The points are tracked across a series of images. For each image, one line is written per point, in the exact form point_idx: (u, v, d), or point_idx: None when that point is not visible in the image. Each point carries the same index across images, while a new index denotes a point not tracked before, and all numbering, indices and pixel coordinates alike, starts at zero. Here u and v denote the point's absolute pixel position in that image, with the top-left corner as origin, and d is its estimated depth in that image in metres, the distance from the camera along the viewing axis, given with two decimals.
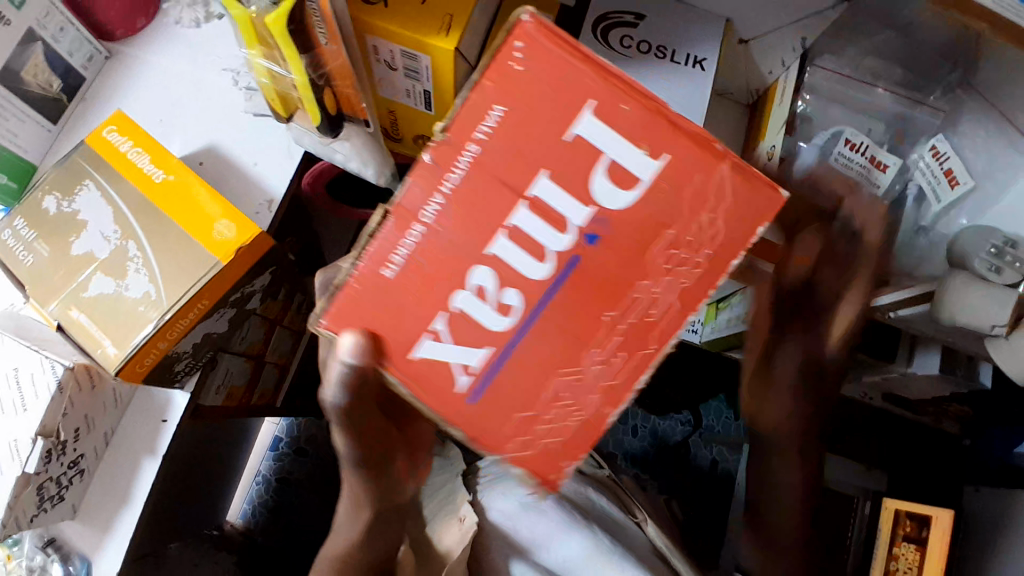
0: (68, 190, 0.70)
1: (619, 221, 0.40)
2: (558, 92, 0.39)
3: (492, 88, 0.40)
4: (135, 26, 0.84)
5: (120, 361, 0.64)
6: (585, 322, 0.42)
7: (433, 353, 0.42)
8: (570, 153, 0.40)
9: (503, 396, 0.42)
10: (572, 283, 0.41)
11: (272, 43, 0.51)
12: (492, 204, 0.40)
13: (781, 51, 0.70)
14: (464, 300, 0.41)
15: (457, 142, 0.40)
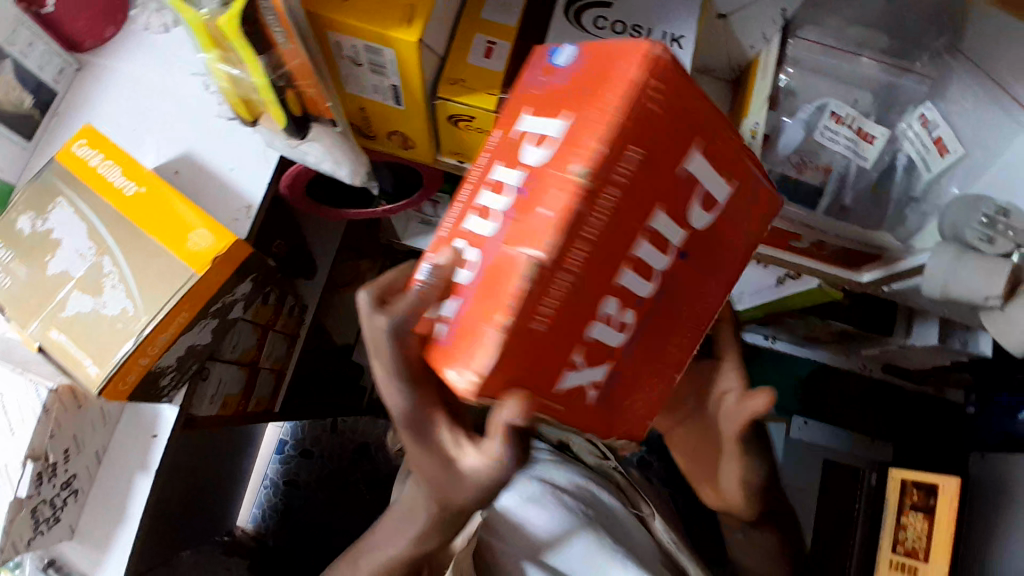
0: (41, 208, 0.69)
1: (701, 237, 0.47)
2: (677, 130, 0.42)
3: (628, 129, 0.40)
4: (104, 36, 0.82)
5: (102, 380, 0.63)
6: (672, 320, 0.48)
7: (571, 383, 0.43)
8: (680, 185, 0.44)
9: (616, 395, 0.47)
10: (668, 293, 0.47)
11: (227, 46, 0.50)
12: (626, 241, 0.42)
13: (761, 22, 0.66)
14: (598, 331, 0.43)
15: (598, 185, 0.40)
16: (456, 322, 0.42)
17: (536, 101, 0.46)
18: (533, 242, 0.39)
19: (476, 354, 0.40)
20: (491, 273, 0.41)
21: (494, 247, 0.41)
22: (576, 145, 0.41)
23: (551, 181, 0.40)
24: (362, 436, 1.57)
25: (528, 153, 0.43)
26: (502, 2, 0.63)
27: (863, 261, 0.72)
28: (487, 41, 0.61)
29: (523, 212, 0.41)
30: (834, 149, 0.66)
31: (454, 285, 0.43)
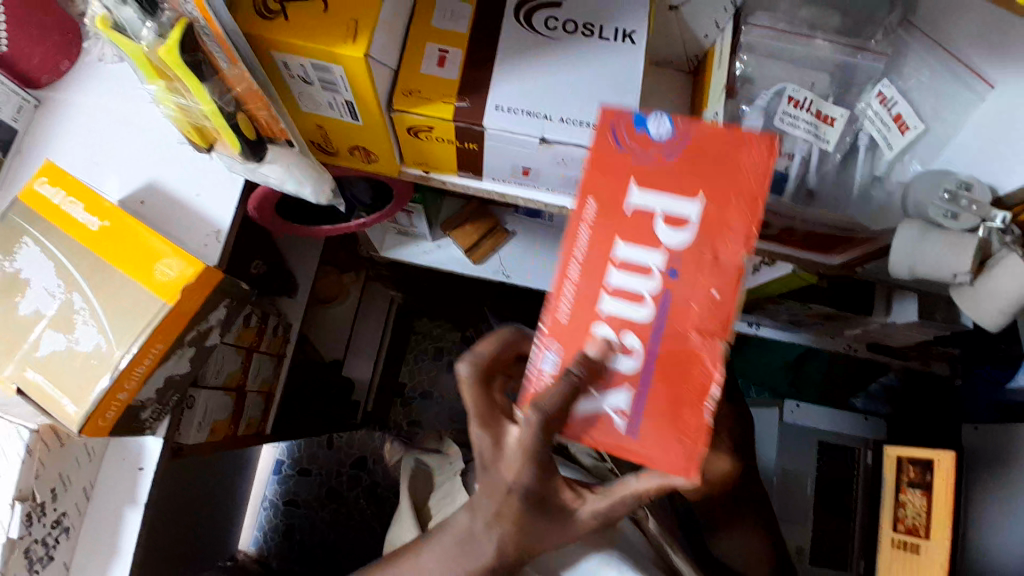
0: (7, 248, 0.68)
1: None
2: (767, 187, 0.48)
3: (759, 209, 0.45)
4: (60, 70, 0.82)
5: (80, 418, 0.63)
6: None
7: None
8: None
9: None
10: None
11: (172, 76, 0.49)
12: None
13: (712, 11, 0.67)
14: None
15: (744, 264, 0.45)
16: (638, 410, 0.46)
17: (639, 174, 0.46)
18: (706, 325, 0.45)
19: (683, 434, 0.45)
20: (671, 359, 0.45)
21: (661, 332, 0.45)
22: (724, 232, 0.45)
23: (711, 268, 0.45)
24: (360, 450, 1.60)
25: (663, 235, 0.45)
26: (450, 9, 0.63)
27: (838, 248, 0.71)
28: (439, 49, 0.62)
29: (683, 297, 0.45)
30: (795, 134, 0.66)
31: (616, 376, 0.45)
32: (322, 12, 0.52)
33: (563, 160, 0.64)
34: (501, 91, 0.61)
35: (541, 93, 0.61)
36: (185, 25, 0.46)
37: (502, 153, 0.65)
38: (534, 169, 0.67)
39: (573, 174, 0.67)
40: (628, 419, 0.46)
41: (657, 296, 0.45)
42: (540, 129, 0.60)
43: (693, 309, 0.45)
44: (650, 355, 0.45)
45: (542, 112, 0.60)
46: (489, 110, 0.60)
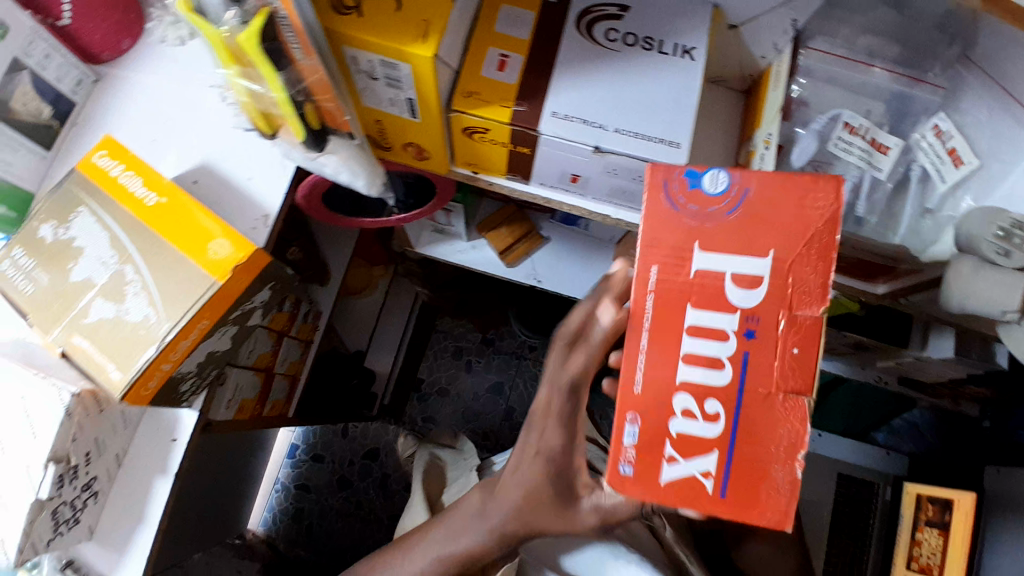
0: (64, 216, 0.70)
1: None
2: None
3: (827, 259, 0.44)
4: (120, 48, 0.84)
5: (125, 385, 0.65)
6: None
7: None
8: None
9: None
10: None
11: (246, 61, 0.51)
12: None
13: (771, 34, 0.66)
14: None
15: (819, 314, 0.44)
16: (726, 473, 0.44)
17: (702, 237, 0.45)
18: (787, 380, 0.44)
19: (773, 494, 0.44)
20: (755, 421, 0.44)
21: (742, 395, 0.44)
22: (798, 287, 0.44)
23: (789, 325, 0.44)
24: (373, 441, 1.62)
25: (734, 297, 0.44)
26: (514, 15, 0.64)
27: (881, 275, 0.72)
28: (500, 54, 0.63)
29: (762, 357, 0.44)
30: (847, 159, 0.66)
31: (699, 443, 0.44)
32: (395, 10, 0.53)
33: (614, 172, 0.65)
34: (559, 98, 0.61)
35: (600, 104, 0.61)
36: (268, 16, 0.47)
37: (553, 160, 0.66)
38: (582, 177, 0.68)
39: (621, 184, 0.67)
40: (716, 483, 0.44)
41: (736, 360, 0.44)
42: (595, 138, 0.60)
43: (775, 369, 0.44)
44: (732, 419, 0.44)
45: (598, 121, 0.61)
46: (546, 117, 0.61)
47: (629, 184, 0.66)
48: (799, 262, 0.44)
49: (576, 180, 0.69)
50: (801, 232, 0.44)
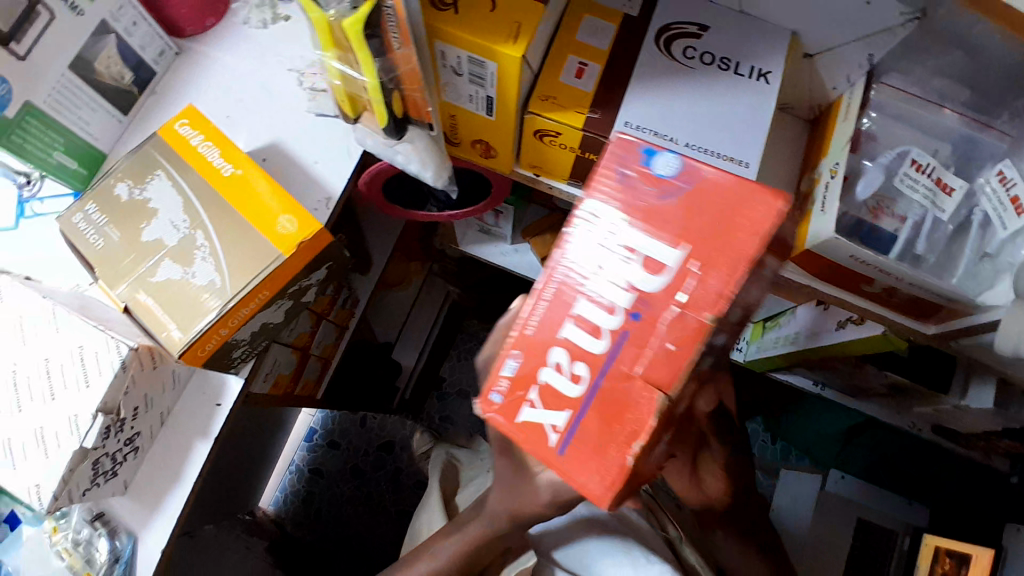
0: (140, 178, 0.72)
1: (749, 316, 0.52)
2: (765, 257, 0.46)
3: (738, 272, 0.43)
4: (204, 25, 0.88)
5: (184, 345, 0.67)
6: (716, 371, 0.53)
7: (654, 463, 0.48)
8: (749, 289, 0.48)
9: (667, 450, 0.52)
10: (715, 364, 0.51)
11: (345, 47, 0.53)
12: (716, 347, 0.46)
13: (847, 67, 0.68)
14: (682, 417, 0.47)
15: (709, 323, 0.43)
16: (573, 433, 0.44)
17: (630, 213, 0.45)
18: (656, 374, 0.43)
19: (601, 468, 0.43)
20: (611, 397, 0.43)
21: (611, 367, 0.43)
22: (699, 289, 0.43)
23: (672, 320, 0.43)
24: (391, 434, 1.62)
25: (634, 277, 0.44)
26: (594, 26, 0.66)
27: (931, 315, 0.71)
28: (578, 62, 0.64)
29: (641, 341, 0.43)
30: (912, 197, 0.66)
31: (560, 397, 0.44)
32: (490, 10, 0.55)
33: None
34: (633, 109, 0.63)
35: (673, 120, 0.63)
36: (375, 6, 0.49)
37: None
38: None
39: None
40: (560, 438, 0.44)
41: (616, 334, 0.44)
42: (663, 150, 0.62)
43: (648, 355, 0.43)
44: (593, 386, 0.44)
45: (668, 135, 0.62)
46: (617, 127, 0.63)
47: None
48: (709, 265, 0.43)
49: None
50: (723, 235, 0.44)
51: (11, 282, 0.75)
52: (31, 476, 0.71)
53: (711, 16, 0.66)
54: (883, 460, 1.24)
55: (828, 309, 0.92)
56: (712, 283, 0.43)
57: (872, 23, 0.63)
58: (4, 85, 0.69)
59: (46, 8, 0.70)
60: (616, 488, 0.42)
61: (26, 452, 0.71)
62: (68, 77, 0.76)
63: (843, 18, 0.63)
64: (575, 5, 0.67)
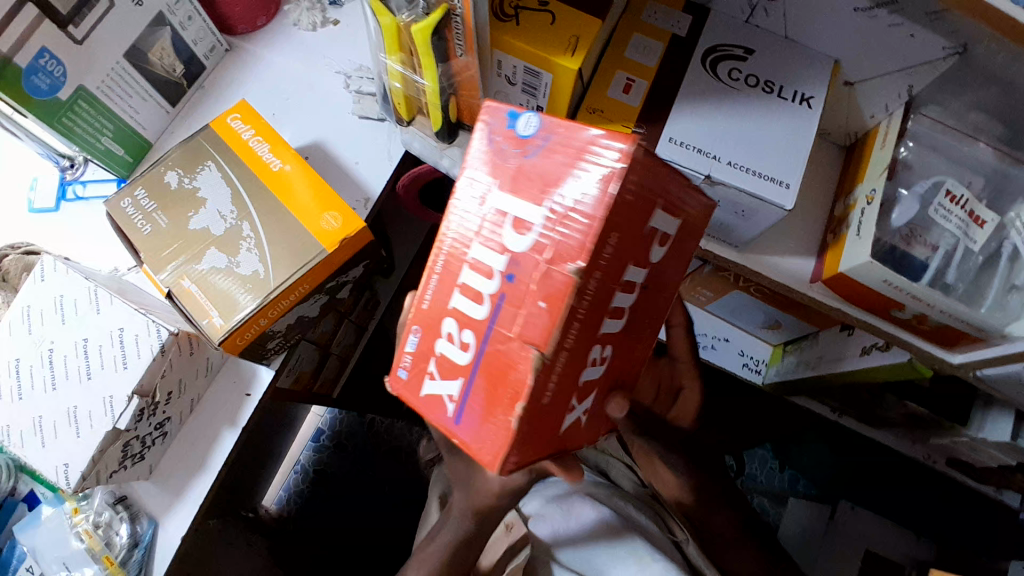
0: (191, 168, 0.74)
1: (660, 265, 0.48)
2: (643, 202, 0.43)
3: (606, 215, 0.40)
4: (255, 24, 0.90)
5: (225, 332, 0.68)
6: (640, 328, 0.50)
7: (569, 427, 0.45)
8: (645, 236, 0.44)
9: (598, 415, 0.50)
10: (635, 323, 0.49)
11: (411, 51, 0.55)
12: (606, 299, 0.42)
13: (886, 96, 0.70)
14: (588, 376, 0.45)
15: (586, 272, 0.39)
16: (466, 400, 0.42)
17: (503, 177, 0.44)
18: (530, 334, 0.40)
19: (493, 432, 0.41)
20: (494, 360, 0.41)
21: (491, 331, 0.42)
22: (564, 239, 0.40)
23: (540, 276, 0.40)
24: (397, 440, 1.57)
25: (507, 237, 0.42)
26: (645, 44, 0.69)
27: (957, 341, 0.72)
28: (626, 78, 0.68)
29: (515, 301, 0.41)
30: (945, 226, 0.67)
31: (451, 367, 0.43)
32: (550, 24, 0.57)
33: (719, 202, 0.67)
34: (678, 125, 0.65)
35: (720, 140, 0.64)
36: (444, 12, 0.51)
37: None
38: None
39: (722, 217, 0.70)
40: (457, 407, 0.43)
41: (492, 299, 0.42)
42: (707, 167, 0.63)
43: (520, 315, 0.41)
44: (479, 353, 0.42)
45: (712, 152, 0.64)
46: (663, 143, 0.64)
47: (728, 217, 0.70)
48: (568, 215, 0.40)
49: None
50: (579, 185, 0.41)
51: (54, 262, 0.75)
52: (61, 455, 0.71)
53: (756, 41, 0.68)
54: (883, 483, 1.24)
55: (853, 334, 0.93)
56: (580, 229, 0.40)
57: (917, 55, 0.64)
58: (59, 67, 0.71)
59: None
60: (505, 454, 0.40)
61: (58, 430, 0.72)
62: (122, 66, 0.79)
63: (884, 48, 0.65)
64: (626, 22, 0.70)
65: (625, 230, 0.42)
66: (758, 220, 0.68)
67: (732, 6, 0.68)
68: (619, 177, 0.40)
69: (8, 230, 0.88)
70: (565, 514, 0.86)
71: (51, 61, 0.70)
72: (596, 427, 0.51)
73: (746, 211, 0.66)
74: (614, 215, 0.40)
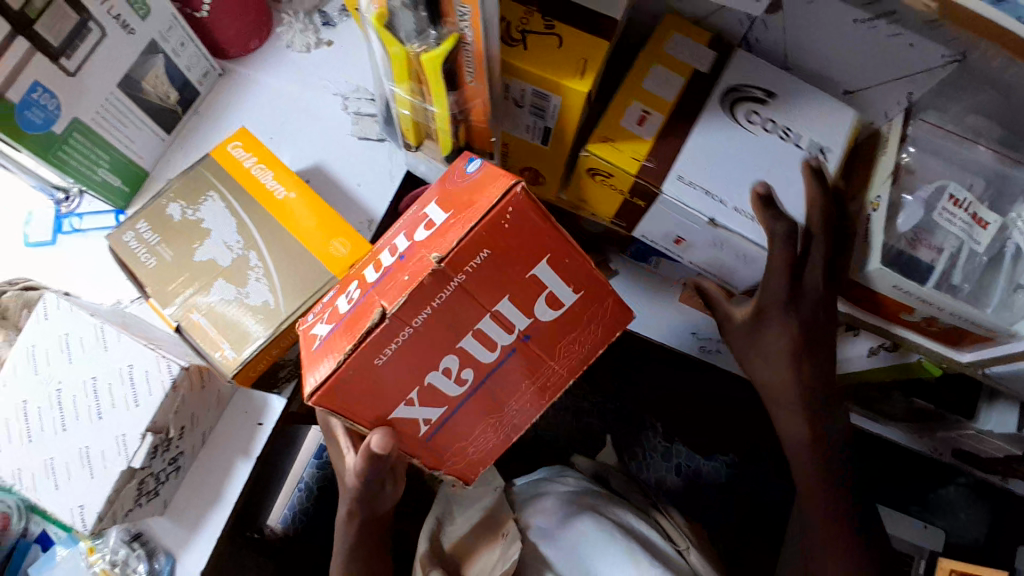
0: (193, 199, 0.73)
1: (545, 327, 0.54)
2: (533, 249, 0.50)
3: (480, 236, 0.47)
4: (248, 47, 0.89)
5: (238, 365, 0.68)
6: (514, 380, 0.56)
7: (399, 412, 0.53)
8: (524, 282, 0.51)
9: (444, 434, 0.57)
10: (508, 366, 0.55)
11: (419, 80, 0.55)
12: (465, 312, 0.50)
13: (884, 104, 0.71)
14: (434, 377, 0.52)
15: (448, 271, 0.47)
16: (327, 338, 0.51)
17: (442, 194, 0.53)
18: (389, 297, 0.48)
19: (326, 362, 0.50)
20: (361, 310, 0.50)
21: (370, 294, 0.51)
22: (442, 240, 0.48)
23: (417, 258, 0.49)
24: None
25: (418, 233, 0.52)
26: (664, 76, 0.67)
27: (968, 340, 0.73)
28: (642, 110, 0.66)
29: (396, 273, 0.49)
30: (950, 228, 0.68)
31: (335, 313, 0.53)
32: (558, 46, 0.57)
33: (723, 244, 0.68)
34: (688, 162, 0.64)
35: (727, 158, 0.65)
36: (455, 41, 0.51)
37: (665, 220, 0.68)
38: (686, 239, 0.70)
39: (724, 259, 0.71)
40: (320, 343, 0.52)
41: (386, 269, 0.51)
42: (712, 212, 0.63)
43: (391, 283, 0.49)
44: (357, 305, 0.51)
45: (720, 196, 0.64)
46: (671, 189, 0.64)
47: (730, 259, 0.71)
48: (451, 223, 0.48)
49: (679, 242, 0.71)
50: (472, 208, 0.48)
51: (56, 299, 0.73)
52: (76, 498, 0.71)
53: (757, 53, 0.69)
54: (888, 476, 1.23)
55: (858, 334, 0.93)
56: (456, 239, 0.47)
57: (916, 62, 0.65)
58: (53, 100, 0.70)
59: (98, 25, 0.71)
60: (318, 380, 0.49)
61: (71, 472, 0.71)
62: (116, 95, 0.77)
63: (884, 55, 0.66)
64: (644, 56, 0.68)
65: (500, 263, 0.49)
66: (762, 264, 0.68)
67: (730, 20, 0.69)
68: (503, 212, 0.47)
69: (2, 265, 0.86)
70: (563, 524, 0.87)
71: (44, 94, 0.69)
72: (446, 457, 0.59)
73: (749, 254, 0.67)
74: (489, 242, 0.47)
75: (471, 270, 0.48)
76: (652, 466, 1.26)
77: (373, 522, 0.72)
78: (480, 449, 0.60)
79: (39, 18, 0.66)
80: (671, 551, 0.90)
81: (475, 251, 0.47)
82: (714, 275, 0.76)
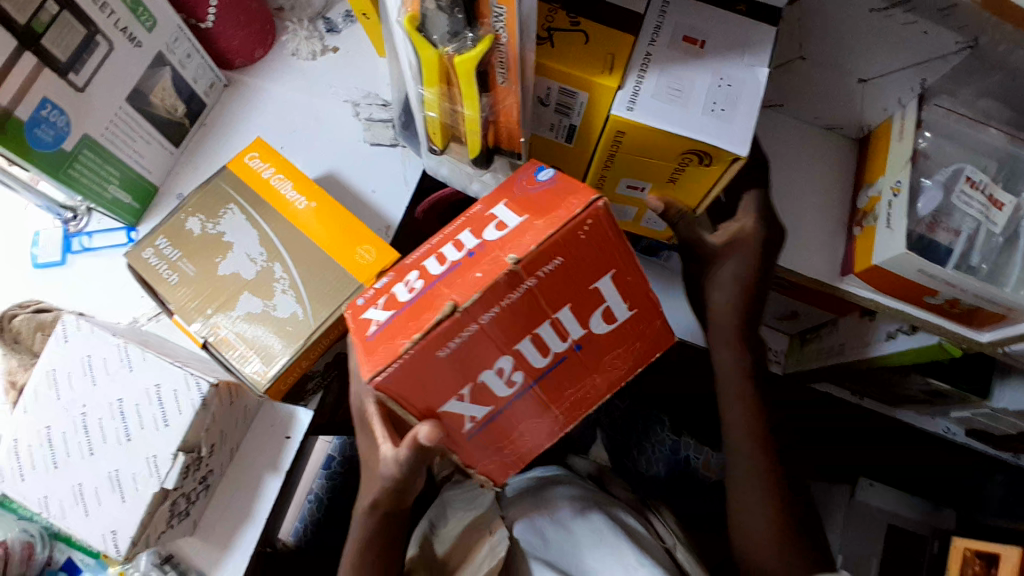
0: (213, 213, 0.73)
1: (596, 340, 0.54)
2: (602, 262, 0.49)
3: (559, 245, 0.46)
4: (253, 56, 0.88)
5: (269, 378, 0.67)
6: (559, 389, 0.56)
7: (449, 406, 0.52)
8: (589, 294, 0.50)
9: (483, 435, 0.56)
10: (558, 371, 0.55)
11: (450, 83, 0.56)
12: (529, 314, 0.48)
13: (899, 90, 0.74)
14: (487, 377, 0.51)
15: (522, 274, 0.46)
16: (385, 323, 0.49)
17: (510, 197, 0.52)
18: (458, 291, 0.47)
19: (387, 351, 0.47)
20: (424, 299, 0.48)
21: (434, 285, 0.49)
22: (520, 241, 0.47)
23: (490, 257, 0.47)
24: None
25: (487, 231, 0.50)
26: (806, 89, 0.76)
27: (985, 320, 0.72)
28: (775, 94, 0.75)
29: (465, 269, 0.48)
30: (967, 211, 0.68)
31: (392, 300, 0.50)
32: (584, 44, 0.60)
33: (725, 84, 0.59)
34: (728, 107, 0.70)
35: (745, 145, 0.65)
36: (489, 44, 0.52)
37: (718, 25, 0.61)
38: (703, 46, 0.60)
39: (699, 89, 0.59)
40: (376, 327, 0.49)
41: (454, 263, 0.49)
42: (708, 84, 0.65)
43: (462, 275, 0.47)
44: (419, 294, 0.49)
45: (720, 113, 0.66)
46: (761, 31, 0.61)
47: (705, 97, 0.59)
48: (527, 226, 0.48)
49: (691, 44, 0.60)
50: (551, 214, 0.47)
51: (75, 320, 0.72)
52: (106, 522, 0.69)
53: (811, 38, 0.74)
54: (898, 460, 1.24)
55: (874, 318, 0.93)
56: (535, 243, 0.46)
57: (931, 51, 0.68)
58: (62, 117, 0.69)
59: (105, 38, 0.70)
60: (378, 365, 0.46)
61: (100, 496, 0.69)
62: (125, 110, 0.76)
63: (890, 44, 0.69)
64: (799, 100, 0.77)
65: (570, 273, 0.48)
66: (726, 132, 0.58)
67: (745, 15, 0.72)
68: (583, 224, 0.46)
69: (10, 289, 0.84)
70: (557, 526, 0.84)
71: (53, 111, 0.68)
72: (478, 458, 0.58)
73: (728, 112, 0.58)
74: (566, 251, 0.47)
75: (542, 275, 0.47)
76: (658, 459, 1.16)
77: (392, 513, 0.71)
78: (516, 451, 0.59)
79: (46, 33, 0.64)
80: (647, 533, 0.89)
81: (550, 257, 0.47)
82: (651, 91, 0.59)
